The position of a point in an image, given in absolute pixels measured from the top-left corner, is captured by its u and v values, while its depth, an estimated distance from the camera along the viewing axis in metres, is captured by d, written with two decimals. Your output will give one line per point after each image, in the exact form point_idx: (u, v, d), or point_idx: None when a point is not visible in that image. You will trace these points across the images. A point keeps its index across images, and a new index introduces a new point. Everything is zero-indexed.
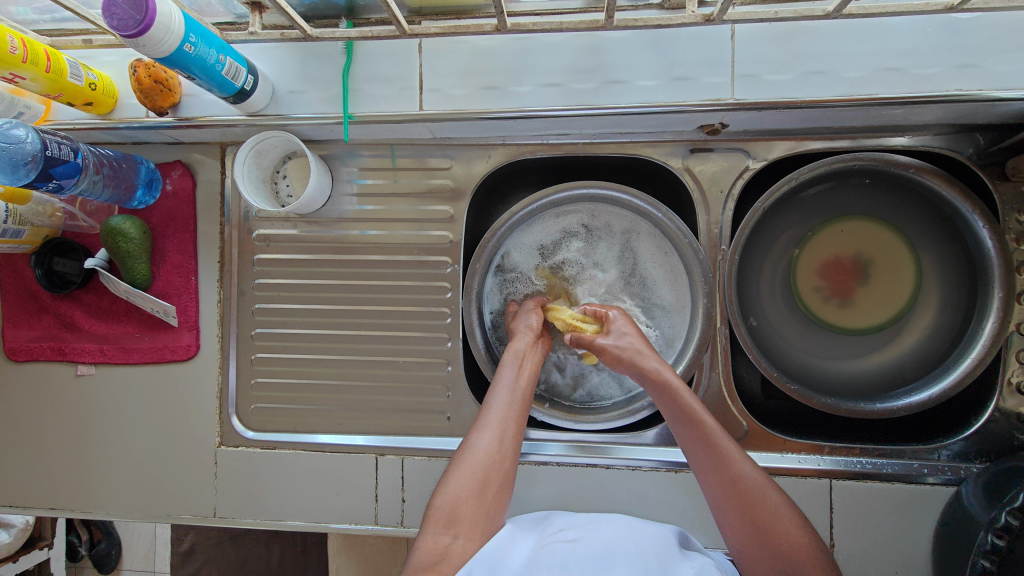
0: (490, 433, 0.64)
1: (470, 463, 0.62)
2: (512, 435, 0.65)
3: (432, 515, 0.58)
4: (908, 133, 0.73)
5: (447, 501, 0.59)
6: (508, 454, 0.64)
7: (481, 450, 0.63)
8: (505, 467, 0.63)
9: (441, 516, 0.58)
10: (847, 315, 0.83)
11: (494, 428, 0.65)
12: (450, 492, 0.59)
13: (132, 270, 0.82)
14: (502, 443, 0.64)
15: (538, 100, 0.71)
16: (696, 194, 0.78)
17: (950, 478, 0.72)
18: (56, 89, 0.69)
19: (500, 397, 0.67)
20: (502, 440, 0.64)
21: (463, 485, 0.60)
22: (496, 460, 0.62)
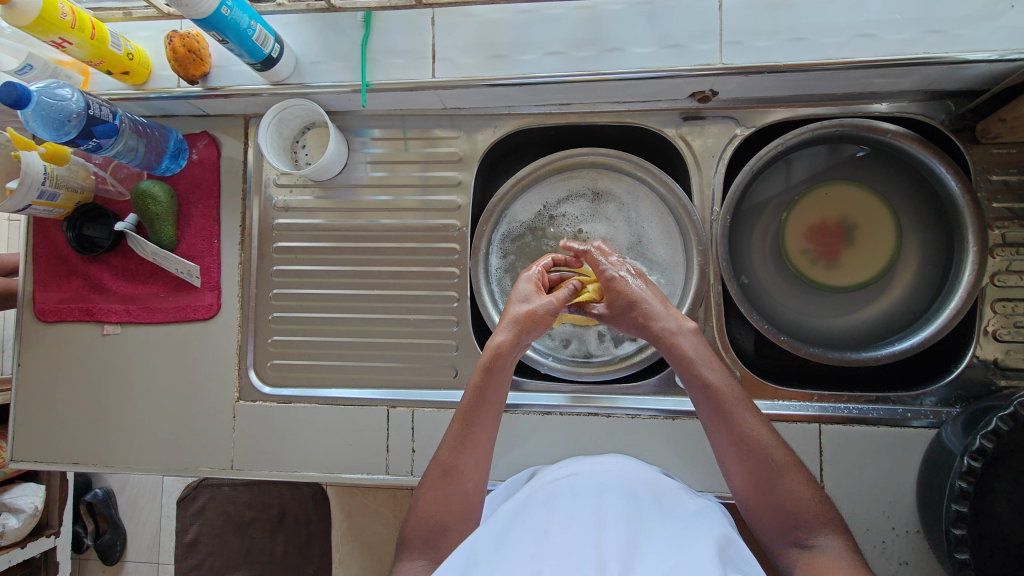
0: (452, 443, 0.67)
1: (438, 478, 0.66)
2: (475, 443, 0.67)
3: (410, 534, 0.64)
4: (886, 100, 0.79)
5: (420, 520, 0.64)
6: (472, 463, 0.67)
7: (446, 464, 0.66)
8: (472, 476, 0.66)
9: (417, 538, 0.63)
10: (834, 274, 0.88)
11: (456, 437, 0.67)
12: (422, 512, 0.64)
13: (160, 232, 0.87)
14: (467, 451, 0.67)
15: (542, 67, 0.77)
16: (689, 159, 0.84)
17: (933, 422, 0.76)
18: (98, 56, 0.75)
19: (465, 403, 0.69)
20: (465, 451, 0.67)
21: (431, 502, 0.64)
22: (463, 471, 0.66)
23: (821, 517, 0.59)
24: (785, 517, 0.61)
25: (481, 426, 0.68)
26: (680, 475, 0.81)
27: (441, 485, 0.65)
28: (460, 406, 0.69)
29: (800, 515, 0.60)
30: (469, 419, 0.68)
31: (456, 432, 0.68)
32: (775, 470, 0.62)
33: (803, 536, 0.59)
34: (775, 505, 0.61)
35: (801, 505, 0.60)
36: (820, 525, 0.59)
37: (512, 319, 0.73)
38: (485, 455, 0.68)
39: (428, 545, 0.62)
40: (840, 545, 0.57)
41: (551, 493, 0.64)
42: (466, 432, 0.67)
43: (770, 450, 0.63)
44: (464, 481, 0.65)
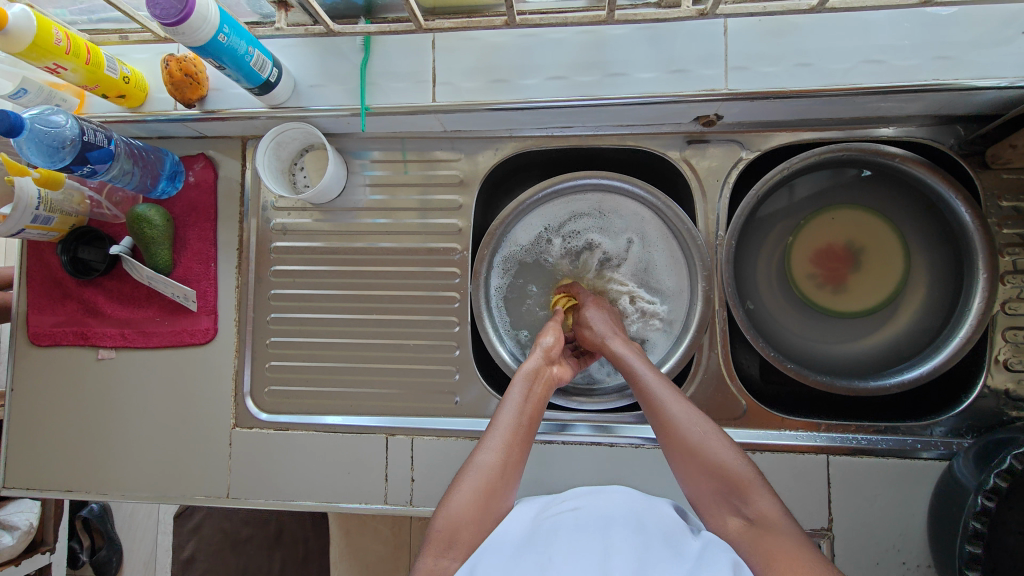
0: (498, 447, 0.65)
1: (479, 476, 0.62)
2: (517, 451, 0.66)
3: (439, 529, 0.58)
4: (893, 125, 0.78)
5: (454, 517, 0.59)
6: (512, 471, 0.64)
7: (490, 466, 0.63)
8: (509, 484, 0.64)
9: (447, 535, 0.58)
10: (840, 300, 0.87)
11: (502, 442, 0.65)
12: (457, 506, 0.60)
13: (156, 256, 0.85)
14: (509, 458, 0.65)
15: (544, 92, 0.76)
16: (693, 184, 0.83)
17: (943, 453, 0.75)
18: (93, 80, 0.74)
19: (509, 414, 0.68)
20: (508, 457, 0.64)
21: (470, 499, 0.60)
22: (504, 476, 0.63)
23: (754, 485, 0.59)
24: (720, 491, 0.60)
25: (524, 437, 0.67)
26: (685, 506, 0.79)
27: (482, 485, 0.61)
28: (501, 415, 0.68)
29: (734, 486, 0.60)
30: (515, 429, 0.67)
31: (500, 439, 0.66)
32: (700, 446, 0.62)
33: (742, 507, 0.59)
34: (708, 480, 0.61)
35: (732, 474, 0.60)
36: (754, 493, 0.59)
37: (540, 350, 0.77)
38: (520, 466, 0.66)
39: (457, 544, 0.58)
40: (775, 511, 0.57)
41: (554, 526, 0.60)
42: (511, 438, 0.66)
43: (694, 424, 0.63)
44: (502, 487, 0.63)
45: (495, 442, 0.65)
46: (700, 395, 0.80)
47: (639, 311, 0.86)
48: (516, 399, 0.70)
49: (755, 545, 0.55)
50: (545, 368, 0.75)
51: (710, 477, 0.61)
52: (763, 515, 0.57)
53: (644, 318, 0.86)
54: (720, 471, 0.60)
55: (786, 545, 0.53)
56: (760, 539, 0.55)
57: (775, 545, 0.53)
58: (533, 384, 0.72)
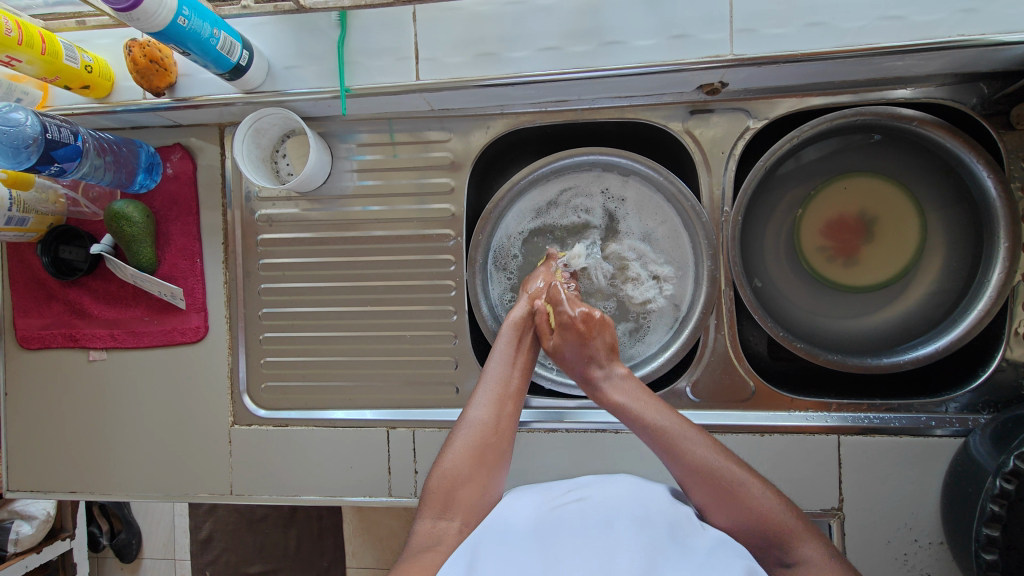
0: (488, 401, 0.64)
1: (472, 434, 0.62)
2: (510, 405, 0.65)
3: (436, 490, 0.60)
4: (910, 86, 0.72)
5: (449, 475, 0.60)
6: (506, 423, 0.64)
7: (480, 421, 0.63)
8: (505, 438, 0.64)
9: (443, 495, 0.60)
10: (852, 273, 0.83)
11: (492, 396, 0.65)
12: (452, 465, 0.61)
13: (138, 253, 0.82)
14: (503, 412, 0.64)
15: (535, 65, 0.71)
16: (697, 157, 0.78)
17: (958, 430, 0.73)
18: (53, 71, 0.69)
19: (498, 367, 0.68)
20: (501, 410, 0.64)
21: (464, 457, 0.61)
22: (495, 430, 0.63)
23: (795, 532, 0.56)
24: (758, 537, 0.57)
25: (517, 388, 0.67)
26: None
27: (475, 441, 0.62)
28: (490, 369, 0.68)
29: (775, 535, 0.56)
30: (506, 380, 0.67)
31: (490, 393, 0.65)
32: (732, 491, 0.57)
33: (783, 554, 0.56)
34: (741, 527, 0.57)
35: (769, 522, 0.56)
36: (797, 540, 0.56)
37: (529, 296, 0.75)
38: (516, 415, 0.66)
39: (451, 505, 0.59)
40: (820, 556, 0.55)
41: (558, 521, 0.60)
42: (501, 391, 0.65)
43: (728, 470, 0.58)
44: (496, 442, 0.63)
45: (486, 397, 0.65)
46: (706, 378, 0.78)
47: (652, 275, 0.83)
48: (506, 348, 0.69)
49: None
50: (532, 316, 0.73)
51: (746, 527, 0.57)
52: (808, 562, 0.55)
53: (658, 283, 0.82)
54: (756, 522, 0.57)
55: None
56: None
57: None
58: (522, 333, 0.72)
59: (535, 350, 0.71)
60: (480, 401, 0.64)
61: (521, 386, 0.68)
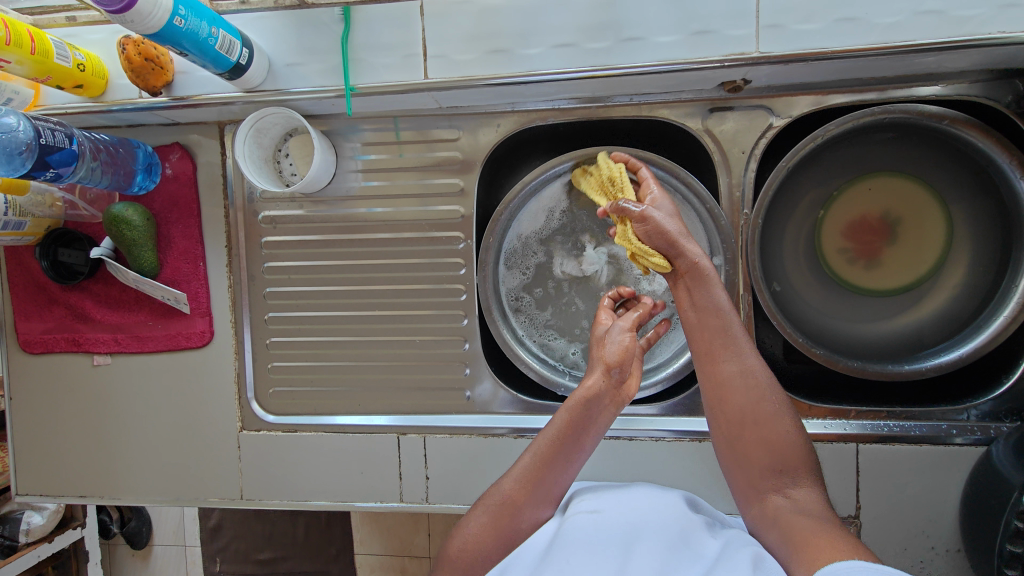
0: (522, 477, 0.62)
1: (498, 507, 0.61)
2: (550, 482, 0.62)
3: (457, 557, 0.60)
4: (941, 82, 0.69)
5: (470, 546, 0.60)
6: (538, 501, 0.62)
7: (509, 497, 0.62)
8: (535, 513, 0.62)
9: (463, 561, 0.60)
10: (873, 275, 0.81)
11: (529, 473, 0.62)
12: (472, 538, 0.61)
13: (139, 258, 0.80)
14: (536, 490, 0.62)
15: (549, 63, 0.68)
16: (716, 156, 0.75)
17: (979, 438, 0.71)
18: (44, 72, 0.66)
19: (545, 440, 0.63)
20: (535, 488, 0.62)
21: (483, 532, 0.60)
22: (527, 508, 0.62)
23: (804, 468, 0.57)
24: (765, 464, 0.58)
25: (559, 468, 0.63)
26: (708, 497, 0.77)
27: (496, 514, 0.61)
28: (538, 441, 0.64)
29: (785, 464, 0.57)
30: (546, 459, 0.63)
31: (527, 465, 0.63)
32: (764, 414, 0.58)
33: (785, 486, 0.57)
34: (755, 449, 0.58)
35: (782, 452, 0.58)
36: (801, 476, 0.57)
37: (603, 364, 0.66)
38: (552, 494, 0.63)
39: (472, 575, 0.59)
40: (816, 498, 0.56)
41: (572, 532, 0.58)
42: (540, 468, 0.62)
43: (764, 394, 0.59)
44: (522, 519, 0.61)
45: (522, 471, 0.63)
46: None
47: None
48: (560, 426, 0.63)
49: (789, 526, 0.53)
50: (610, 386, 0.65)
51: (761, 449, 0.58)
52: (807, 503, 0.55)
53: None
54: (774, 446, 0.58)
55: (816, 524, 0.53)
56: (795, 523, 0.53)
57: (812, 533, 0.51)
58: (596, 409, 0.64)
59: (600, 430, 0.64)
60: (511, 473, 0.63)
61: (569, 467, 0.64)
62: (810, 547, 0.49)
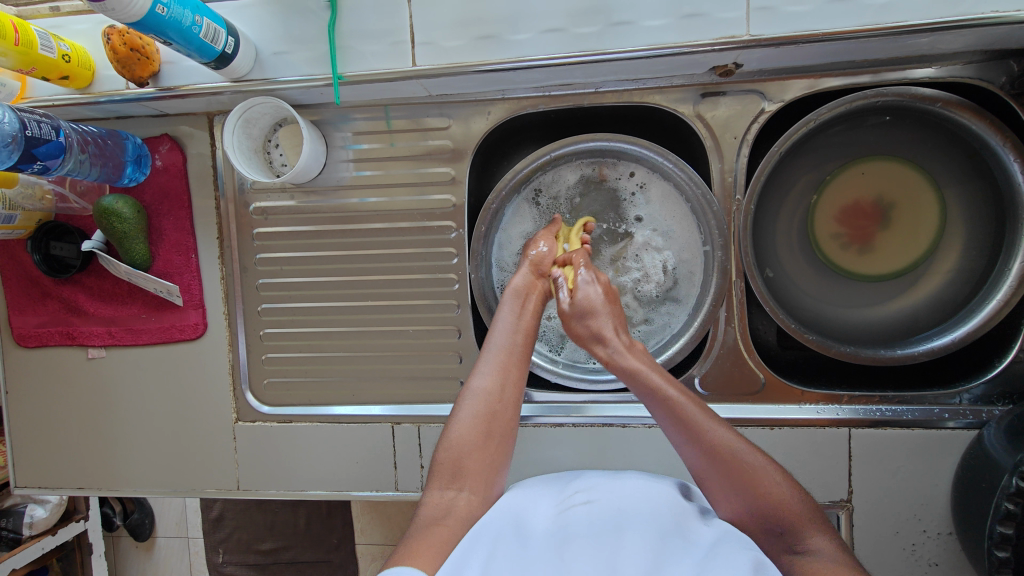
0: (494, 371, 0.65)
1: (478, 402, 0.63)
2: (515, 372, 0.66)
3: (443, 461, 0.61)
4: (935, 64, 0.68)
5: (456, 445, 0.61)
6: (512, 390, 0.65)
7: (485, 390, 0.64)
8: (510, 405, 0.64)
9: (451, 465, 0.60)
10: (867, 261, 0.81)
11: (496, 366, 0.65)
12: (459, 434, 0.62)
13: (131, 250, 0.80)
14: (506, 380, 0.65)
15: (539, 48, 0.67)
16: (708, 142, 0.74)
17: (972, 422, 0.72)
18: (29, 63, 0.65)
19: (503, 337, 0.68)
20: (506, 377, 0.65)
21: (469, 425, 0.62)
22: (502, 398, 0.64)
23: (807, 520, 0.55)
24: (769, 526, 0.56)
25: (520, 358, 0.67)
26: None
27: (484, 410, 0.63)
28: (495, 338, 0.68)
29: (787, 520, 0.55)
30: (511, 350, 0.67)
31: (493, 362, 0.66)
32: (746, 472, 0.57)
33: (793, 543, 0.55)
34: (754, 512, 0.56)
35: (782, 509, 0.56)
36: (806, 528, 0.55)
37: (530, 261, 0.75)
38: (520, 383, 0.66)
39: (460, 473, 0.60)
40: (831, 547, 0.54)
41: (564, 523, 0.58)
42: (505, 359, 0.66)
43: (739, 455, 0.58)
44: (502, 408, 0.63)
45: (490, 366, 0.65)
46: (715, 370, 0.77)
47: (657, 263, 0.81)
48: (509, 320, 0.69)
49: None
50: (538, 282, 0.75)
51: (759, 511, 0.56)
52: (820, 552, 0.53)
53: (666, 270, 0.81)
54: (770, 506, 0.56)
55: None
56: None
57: None
58: (526, 299, 0.72)
59: (538, 319, 0.71)
60: (483, 369, 0.65)
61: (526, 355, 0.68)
62: None
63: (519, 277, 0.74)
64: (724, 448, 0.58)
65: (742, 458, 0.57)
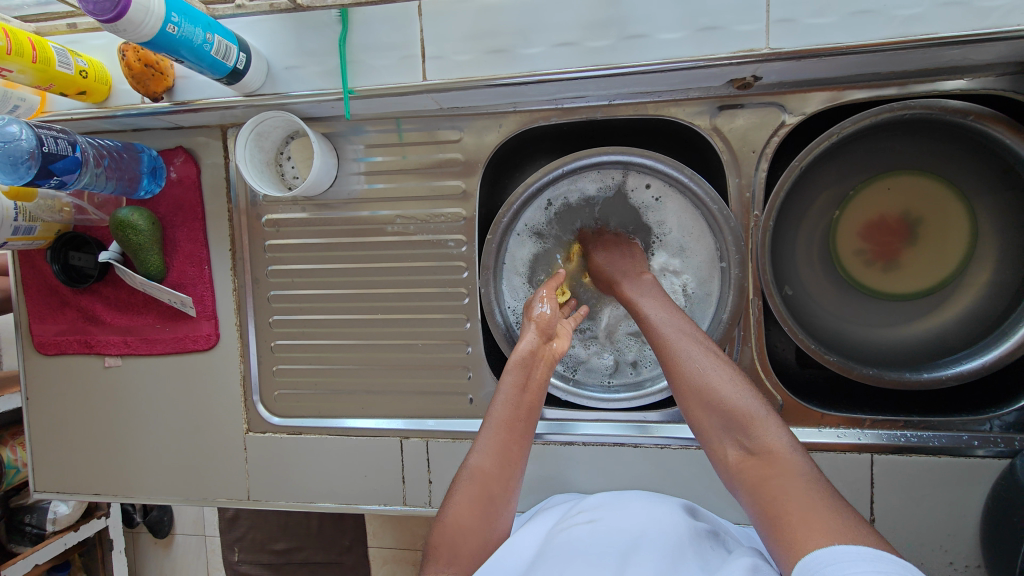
0: (493, 450, 0.61)
1: (473, 485, 0.59)
2: (515, 450, 0.62)
3: (437, 545, 0.57)
4: (967, 76, 0.65)
5: (450, 529, 0.58)
6: (510, 470, 0.61)
7: (482, 472, 0.60)
8: (508, 487, 0.61)
9: (445, 548, 0.57)
10: (892, 279, 0.77)
11: (496, 444, 0.61)
12: (453, 520, 0.58)
13: (146, 262, 0.81)
14: (506, 457, 0.61)
15: (551, 62, 0.66)
16: (725, 156, 0.72)
17: (1003, 451, 0.68)
18: (47, 80, 0.66)
19: (504, 408, 0.63)
20: (505, 458, 0.61)
21: (466, 511, 0.58)
22: (500, 480, 0.60)
23: (763, 420, 0.51)
24: (727, 432, 0.53)
25: (522, 433, 0.63)
26: (715, 505, 0.76)
27: (481, 495, 0.59)
28: (495, 411, 0.63)
29: (743, 422, 0.52)
30: (511, 425, 0.62)
31: (494, 439, 0.61)
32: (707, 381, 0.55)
33: (747, 443, 0.51)
34: (713, 419, 0.54)
35: (739, 410, 0.53)
36: (763, 431, 0.51)
37: (534, 323, 0.69)
38: (521, 456, 0.63)
39: (455, 557, 0.57)
40: (786, 449, 0.50)
41: (566, 543, 0.58)
42: (506, 436, 0.61)
43: (698, 359, 0.57)
44: (498, 493, 0.60)
45: (489, 444, 0.61)
46: None
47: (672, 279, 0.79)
48: (511, 390, 0.64)
49: (761, 485, 0.48)
50: (542, 346, 0.68)
51: (717, 416, 0.54)
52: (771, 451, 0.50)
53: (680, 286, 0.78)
54: (728, 410, 0.53)
55: (782, 479, 0.47)
56: (765, 479, 0.48)
57: (777, 490, 0.47)
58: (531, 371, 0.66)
59: (542, 388, 0.65)
60: (482, 447, 0.61)
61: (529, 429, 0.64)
62: (786, 523, 0.45)
63: (523, 343, 0.68)
64: (689, 360, 0.57)
65: (707, 366, 0.56)
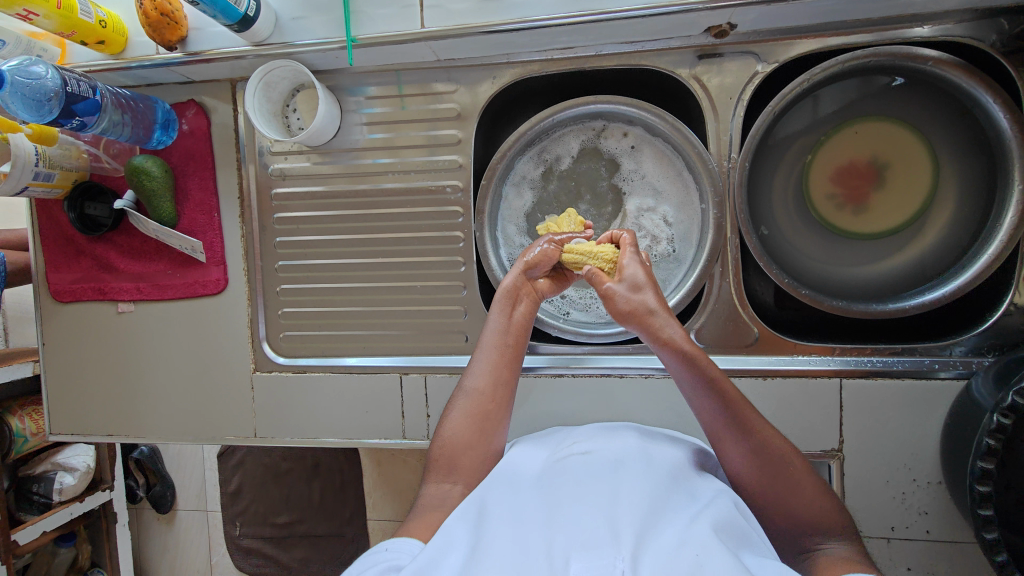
0: (486, 370, 0.67)
1: (469, 402, 0.65)
2: (506, 372, 0.67)
3: (438, 457, 0.64)
4: (928, 23, 0.70)
5: (451, 443, 0.64)
6: (502, 390, 0.67)
7: (477, 390, 0.66)
8: (501, 405, 0.66)
9: (444, 461, 0.64)
10: (862, 221, 0.83)
11: (489, 365, 0.67)
12: (451, 434, 0.64)
13: (158, 208, 0.85)
14: (498, 378, 0.67)
15: (541, 10, 0.71)
16: (705, 103, 0.77)
17: (962, 372, 0.73)
18: (69, 26, 0.71)
19: (493, 335, 0.69)
20: (496, 377, 0.67)
21: (463, 426, 0.64)
22: (493, 397, 0.66)
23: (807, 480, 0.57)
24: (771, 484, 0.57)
25: (513, 357, 0.68)
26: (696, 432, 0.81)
27: (475, 411, 0.65)
28: (487, 337, 0.69)
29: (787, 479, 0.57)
30: (502, 348, 0.68)
31: (487, 361, 0.67)
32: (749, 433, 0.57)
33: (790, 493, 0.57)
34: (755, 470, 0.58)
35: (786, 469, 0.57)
36: (806, 487, 0.57)
37: (523, 261, 0.73)
38: (512, 381, 0.68)
39: (454, 469, 0.63)
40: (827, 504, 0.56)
41: (562, 470, 0.61)
42: (498, 357, 0.68)
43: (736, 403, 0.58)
44: (493, 410, 0.66)
45: (482, 365, 0.67)
46: (711, 324, 0.79)
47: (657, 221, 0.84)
48: (500, 321, 0.69)
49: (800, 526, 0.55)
50: (527, 282, 0.73)
51: (761, 470, 0.57)
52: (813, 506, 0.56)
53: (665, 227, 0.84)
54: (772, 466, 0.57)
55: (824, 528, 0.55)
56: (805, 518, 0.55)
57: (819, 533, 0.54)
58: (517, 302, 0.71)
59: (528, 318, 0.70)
60: (475, 368, 0.67)
61: (518, 353, 0.69)
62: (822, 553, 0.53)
63: (509, 277, 0.73)
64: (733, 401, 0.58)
65: (750, 416, 0.58)
